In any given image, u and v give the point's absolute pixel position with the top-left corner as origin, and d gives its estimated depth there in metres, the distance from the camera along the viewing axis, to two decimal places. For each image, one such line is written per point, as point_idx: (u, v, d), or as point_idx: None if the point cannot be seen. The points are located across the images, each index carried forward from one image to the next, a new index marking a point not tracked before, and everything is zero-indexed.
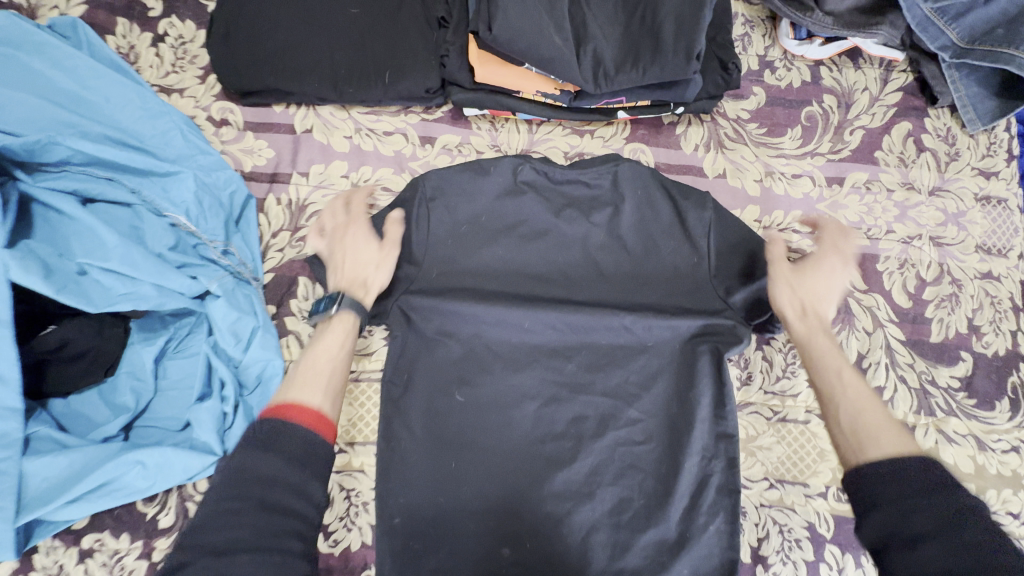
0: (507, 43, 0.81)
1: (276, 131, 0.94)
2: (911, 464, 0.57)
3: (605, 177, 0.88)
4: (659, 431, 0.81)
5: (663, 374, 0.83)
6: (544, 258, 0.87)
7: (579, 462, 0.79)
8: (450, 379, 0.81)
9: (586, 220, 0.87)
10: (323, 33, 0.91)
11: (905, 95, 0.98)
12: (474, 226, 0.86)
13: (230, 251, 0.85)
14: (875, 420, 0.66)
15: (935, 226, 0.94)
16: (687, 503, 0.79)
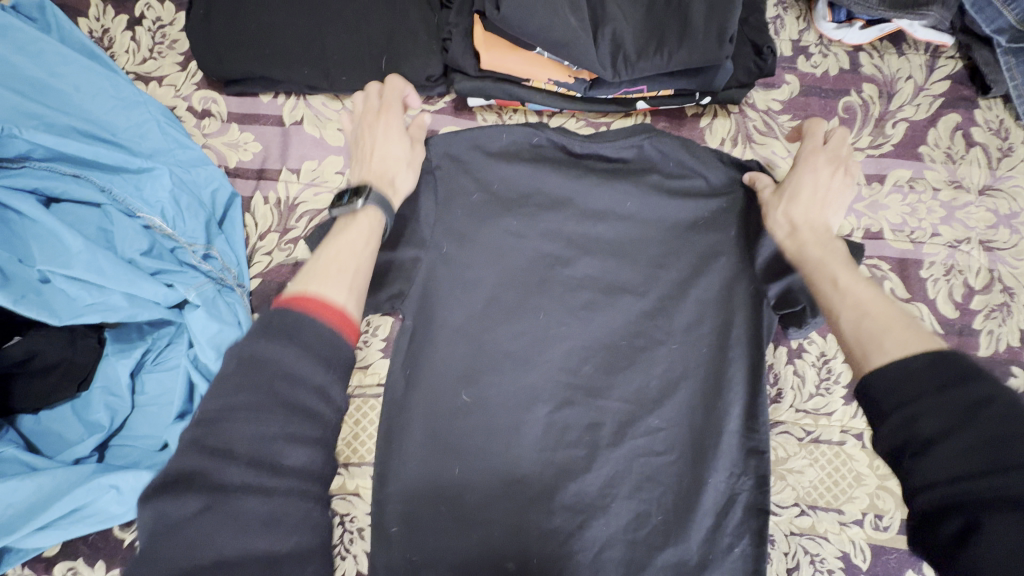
0: (517, 24, 0.72)
1: (263, 123, 0.86)
2: (920, 358, 0.48)
3: (628, 151, 0.82)
4: (682, 442, 0.75)
5: (685, 391, 0.76)
6: (559, 238, 0.80)
7: (592, 472, 0.73)
8: (457, 376, 0.75)
9: (608, 196, 0.81)
10: (313, 14, 0.82)
11: (954, 85, 0.89)
12: (487, 196, 0.79)
13: (211, 255, 0.78)
14: (885, 319, 0.55)
15: (984, 228, 0.86)
16: (711, 523, 0.73)
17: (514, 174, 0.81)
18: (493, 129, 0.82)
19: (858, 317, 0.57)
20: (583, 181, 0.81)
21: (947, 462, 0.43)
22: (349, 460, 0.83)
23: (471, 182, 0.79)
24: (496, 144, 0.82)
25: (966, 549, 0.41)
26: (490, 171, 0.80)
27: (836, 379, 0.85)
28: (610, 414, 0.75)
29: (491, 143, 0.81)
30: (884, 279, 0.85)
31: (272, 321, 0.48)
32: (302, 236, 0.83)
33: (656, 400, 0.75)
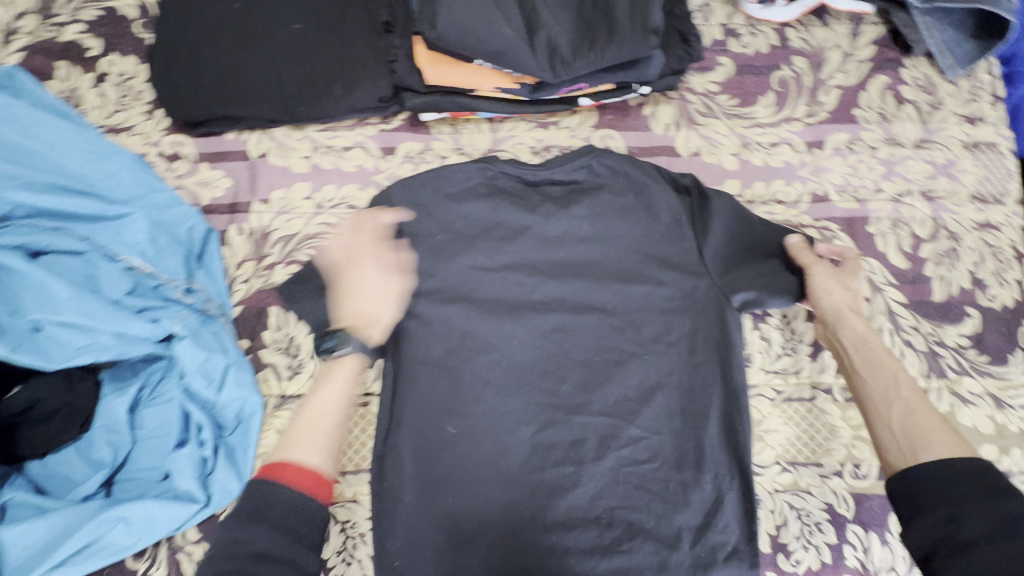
0: (456, 40, 0.77)
1: (231, 159, 0.91)
2: (966, 461, 0.59)
3: (579, 170, 0.90)
4: (661, 448, 0.86)
5: (661, 396, 0.87)
6: (524, 261, 0.90)
7: (581, 487, 0.84)
8: (440, 412, 0.85)
9: (566, 213, 0.90)
10: (267, 53, 0.88)
11: (880, 48, 0.93)
12: (451, 235, 0.89)
13: (193, 288, 0.83)
14: (891, 372, 0.74)
15: (925, 179, 0.90)
16: (700, 522, 0.84)
17: (474, 211, 0.90)
18: (447, 170, 0.90)
19: (909, 410, 0.67)
20: (539, 211, 0.90)
21: (983, 564, 0.53)
22: (345, 468, 0.87)
23: (435, 225, 0.89)
24: (454, 184, 0.90)
25: (969, 552, 0.53)
26: (452, 215, 0.90)
27: (800, 338, 0.90)
28: (591, 425, 0.86)
29: (450, 185, 0.89)
30: (834, 239, 0.90)
31: (250, 500, 0.64)
32: (278, 261, 0.89)
33: (635, 410, 0.87)
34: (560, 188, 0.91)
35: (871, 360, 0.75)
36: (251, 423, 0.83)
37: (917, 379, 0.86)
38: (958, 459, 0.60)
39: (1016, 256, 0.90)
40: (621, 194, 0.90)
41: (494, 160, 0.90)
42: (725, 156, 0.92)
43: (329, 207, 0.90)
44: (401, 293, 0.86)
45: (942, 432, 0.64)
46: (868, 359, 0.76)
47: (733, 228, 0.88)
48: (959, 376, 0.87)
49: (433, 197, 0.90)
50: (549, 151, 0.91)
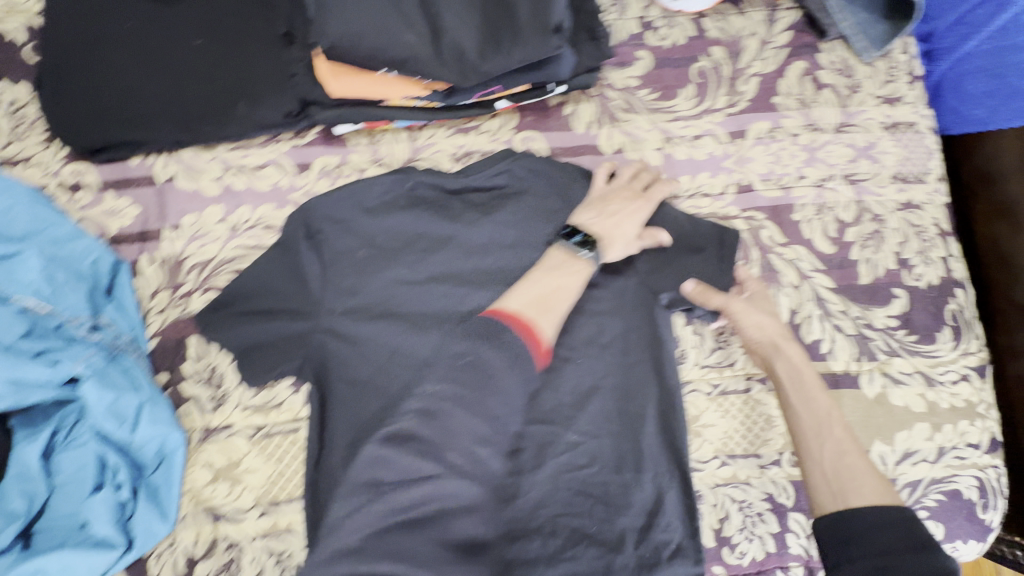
0: (348, 50, 0.76)
1: (136, 186, 0.87)
2: (897, 512, 0.64)
3: (501, 175, 0.89)
4: (601, 452, 0.84)
5: (597, 399, 0.85)
6: (450, 270, 0.85)
7: (523, 497, 0.80)
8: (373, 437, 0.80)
9: (489, 220, 0.87)
10: (161, 71, 0.83)
11: (796, 33, 0.93)
12: (373, 250, 0.85)
13: (101, 325, 0.80)
14: (823, 407, 0.77)
15: (846, 163, 0.91)
16: (643, 523, 0.82)
17: (396, 224, 0.86)
18: (365, 183, 0.87)
19: (841, 452, 0.71)
20: (462, 220, 0.87)
21: None
22: (277, 498, 0.83)
23: (354, 241, 0.85)
24: (373, 197, 0.87)
25: None
26: (371, 230, 0.86)
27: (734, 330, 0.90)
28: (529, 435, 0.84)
29: (368, 198, 0.86)
30: (761, 229, 0.89)
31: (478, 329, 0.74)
32: (194, 289, 0.85)
33: (573, 416, 0.85)
34: (484, 195, 0.89)
35: (802, 397, 0.78)
36: (173, 459, 0.79)
37: (847, 363, 0.87)
38: (887, 508, 0.65)
39: (939, 233, 0.91)
40: (545, 198, 0.88)
41: (412, 170, 0.88)
42: (648, 152, 0.91)
43: (245, 229, 0.87)
44: (324, 313, 0.82)
45: (870, 477, 0.68)
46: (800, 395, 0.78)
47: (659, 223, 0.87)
48: (889, 356, 0.87)
49: (352, 211, 0.86)
50: (470, 157, 0.89)
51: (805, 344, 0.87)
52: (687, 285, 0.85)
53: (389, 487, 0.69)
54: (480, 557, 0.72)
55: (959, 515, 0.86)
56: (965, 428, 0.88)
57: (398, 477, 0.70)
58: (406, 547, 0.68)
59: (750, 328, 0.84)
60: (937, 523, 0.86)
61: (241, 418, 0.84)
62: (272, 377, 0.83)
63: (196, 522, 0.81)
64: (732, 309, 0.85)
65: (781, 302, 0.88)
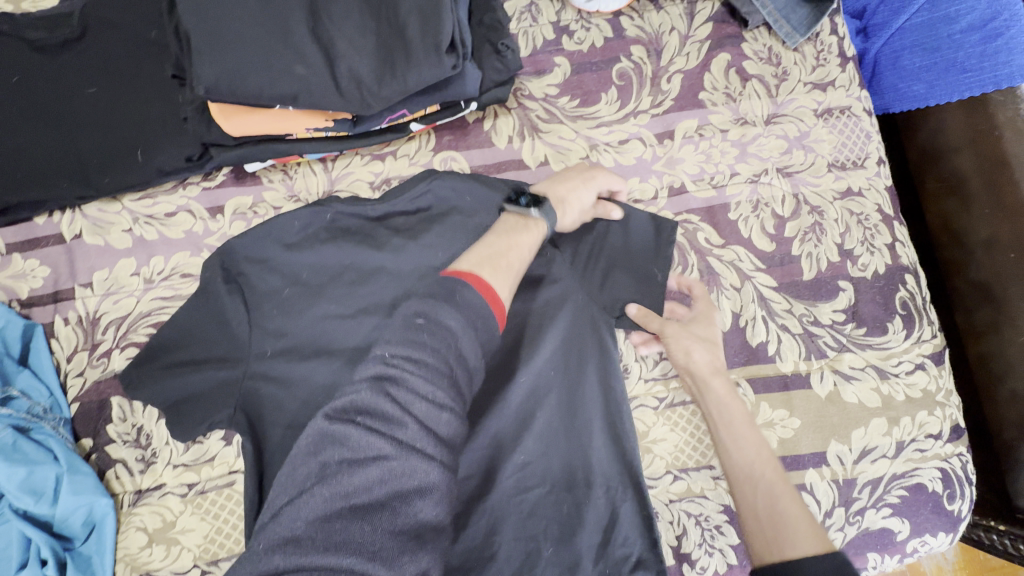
0: (230, 90, 0.72)
1: (44, 246, 0.84)
2: (828, 556, 0.56)
3: (427, 196, 0.84)
4: (550, 474, 0.80)
5: (542, 417, 0.81)
6: (379, 299, 0.80)
7: (470, 530, 0.76)
8: None
9: (417, 244, 0.82)
10: (56, 127, 0.80)
11: (717, 25, 0.89)
12: (299, 287, 0.79)
13: (13, 395, 0.76)
14: (754, 445, 0.71)
15: (780, 155, 0.87)
16: (600, 541, 0.78)
17: (320, 259, 0.80)
18: (283, 218, 0.80)
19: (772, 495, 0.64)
20: (389, 247, 0.82)
21: None
22: (217, 556, 0.79)
23: (279, 279, 0.79)
24: (293, 232, 0.80)
25: None
26: (297, 266, 0.80)
27: None
28: (475, 462, 0.79)
29: (287, 233, 0.79)
30: (696, 231, 0.86)
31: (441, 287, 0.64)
32: (112, 347, 0.82)
33: (518, 438, 0.81)
34: (414, 220, 0.84)
35: (733, 434, 0.73)
36: (104, 526, 0.77)
37: (796, 364, 0.84)
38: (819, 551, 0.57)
39: (884, 219, 0.88)
40: (475, 217, 0.82)
41: (331, 200, 0.82)
42: (574, 162, 0.87)
43: (160, 279, 0.84)
44: (252, 357, 0.77)
45: (804, 520, 0.61)
46: (732, 435, 0.73)
47: (588, 234, 0.85)
48: (839, 353, 0.84)
49: (272, 248, 0.80)
50: (387, 184, 0.86)
51: (751, 347, 0.84)
52: (630, 307, 0.81)
53: (339, 476, 0.51)
54: (431, 545, 0.52)
55: (925, 510, 0.83)
56: (925, 420, 0.85)
57: (345, 455, 0.52)
58: (349, 543, 0.48)
59: (683, 357, 0.81)
60: (902, 520, 0.83)
61: (172, 477, 0.81)
62: (198, 435, 0.78)
63: None
64: (666, 336, 0.80)
65: (723, 306, 0.85)
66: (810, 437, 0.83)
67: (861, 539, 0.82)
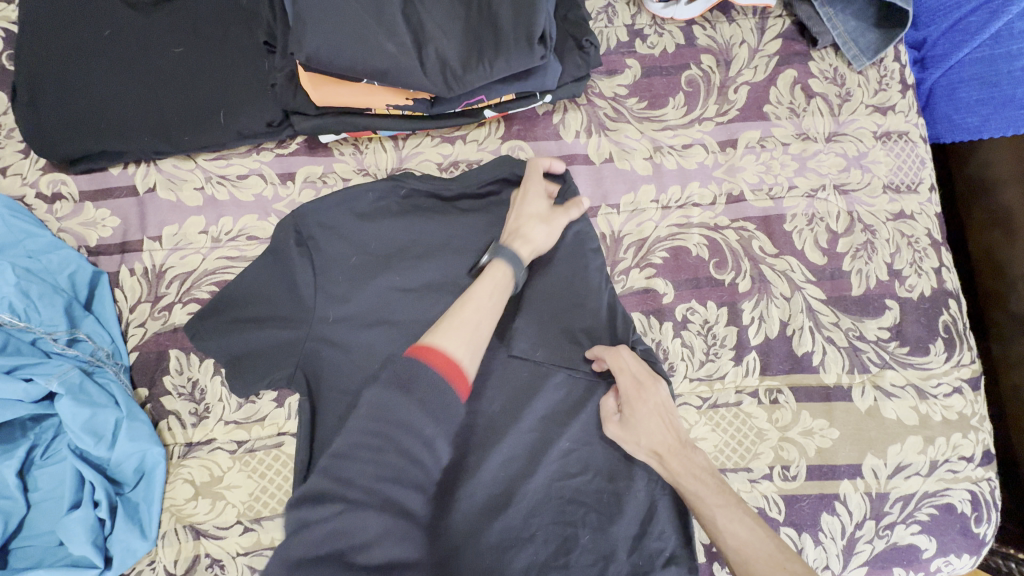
0: (327, 60, 0.74)
1: (117, 196, 0.85)
2: None
3: (496, 182, 0.87)
4: (592, 459, 0.82)
5: (589, 406, 0.83)
6: (444, 274, 0.83)
7: (513, 507, 0.77)
8: None
9: (480, 227, 0.85)
10: (142, 82, 0.82)
11: (786, 42, 0.92)
12: (367, 256, 0.82)
13: (78, 338, 0.78)
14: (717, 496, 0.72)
15: (838, 173, 0.90)
16: (636, 532, 0.79)
17: (389, 230, 0.84)
18: (358, 189, 0.84)
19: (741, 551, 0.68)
20: (454, 226, 0.85)
21: None
22: (260, 515, 0.80)
23: (348, 246, 0.82)
24: (365, 202, 0.84)
25: None
26: (366, 235, 0.83)
27: (722, 343, 0.86)
28: (521, 444, 0.81)
29: (360, 203, 0.83)
30: (752, 239, 0.88)
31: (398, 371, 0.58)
32: (174, 301, 0.84)
33: (564, 422, 0.83)
34: (479, 202, 0.87)
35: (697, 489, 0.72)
36: (154, 476, 0.78)
37: (839, 376, 0.86)
38: None
39: (932, 243, 0.90)
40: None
41: (403, 176, 0.86)
42: (638, 161, 0.90)
43: (227, 239, 0.85)
44: (315, 319, 0.79)
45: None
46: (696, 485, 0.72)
47: (644, 233, 0.88)
48: (881, 369, 0.86)
49: (342, 216, 0.83)
50: (455, 167, 0.88)
51: (796, 356, 0.86)
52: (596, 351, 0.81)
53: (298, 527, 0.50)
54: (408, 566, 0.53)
55: (952, 530, 0.85)
56: (958, 441, 0.86)
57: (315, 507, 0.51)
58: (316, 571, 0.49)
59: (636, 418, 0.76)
60: (929, 538, 0.84)
61: (223, 432, 0.82)
62: (255, 392, 0.80)
63: (176, 539, 0.78)
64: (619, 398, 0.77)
65: (772, 314, 0.87)
66: (847, 448, 0.85)
67: (888, 553, 0.83)
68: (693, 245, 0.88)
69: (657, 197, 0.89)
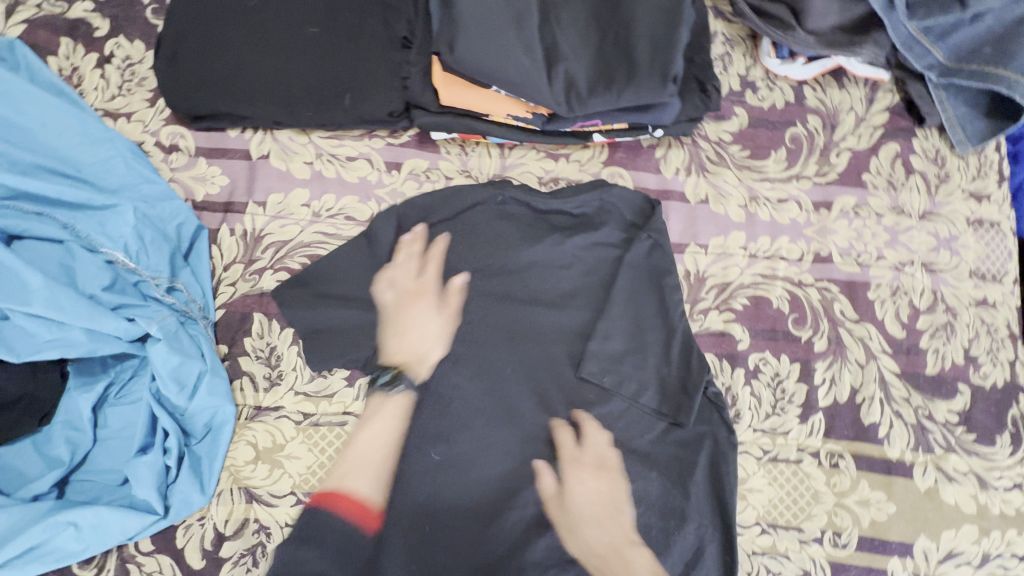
0: (469, 63, 0.77)
1: (230, 157, 0.88)
2: None
3: (588, 204, 0.89)
4: (648, 494, 0.79)
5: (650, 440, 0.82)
6: (533, 284, 0.85)
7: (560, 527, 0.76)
8: (420, 467, 0.77)
9: (567, 245, 0.87)
10: (275, 54, 0.85)
11: (893, 116, 0.94)
12: (453, 254, 0.85)
13: (176, 287, 0.80)
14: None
15: (927, 251, 0.91)
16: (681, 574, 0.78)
17: (480, 233, 0.86)
18: (460, 193, 0.88)
19: None
20: (541, 239, 0.86)
21: None
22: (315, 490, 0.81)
23: (435, 243, 0.85)
24: (462, 203, 0.87)
25: None
26: (452, 229, 0.86)
27: (791, 399, 0.87)
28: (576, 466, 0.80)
29: (456, 203, 0.87)
30: (833, 301, 0.89)
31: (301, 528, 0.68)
32: (266, 267, 0.86)
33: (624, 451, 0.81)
34: (569, 221, 0.89)
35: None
36: (221, 434, 0.80)
37: (903, 452, 0.85)
38: None
39: (1011, 336, 0.90)
40: (623, 231, 0.89)
41: (504, 184, 0.89)
42: (733, 207, 0.91)
43: (326, 216, 0.88)
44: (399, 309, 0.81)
45: None
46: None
47: (729, 277, 0.90)
48: (945, 452, 0.86)
49: (435, 213, 0.87)
50: (556, 183, 0.90)
51: (862, 424, 0.86)
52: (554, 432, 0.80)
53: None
54: None
55: None
56: (1014, 538, 0.85)
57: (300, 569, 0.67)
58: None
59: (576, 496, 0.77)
60: None
61: (292, 402, 0.83)
62: (330, 368, 0.81)
63: (230, 500, 0.79)
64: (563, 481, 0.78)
65: (844, 379, 0.87)
66: (900, 525, 0.84)
67: None
68: (775, 297, 0.89)
69: (746, 245, 0.90)
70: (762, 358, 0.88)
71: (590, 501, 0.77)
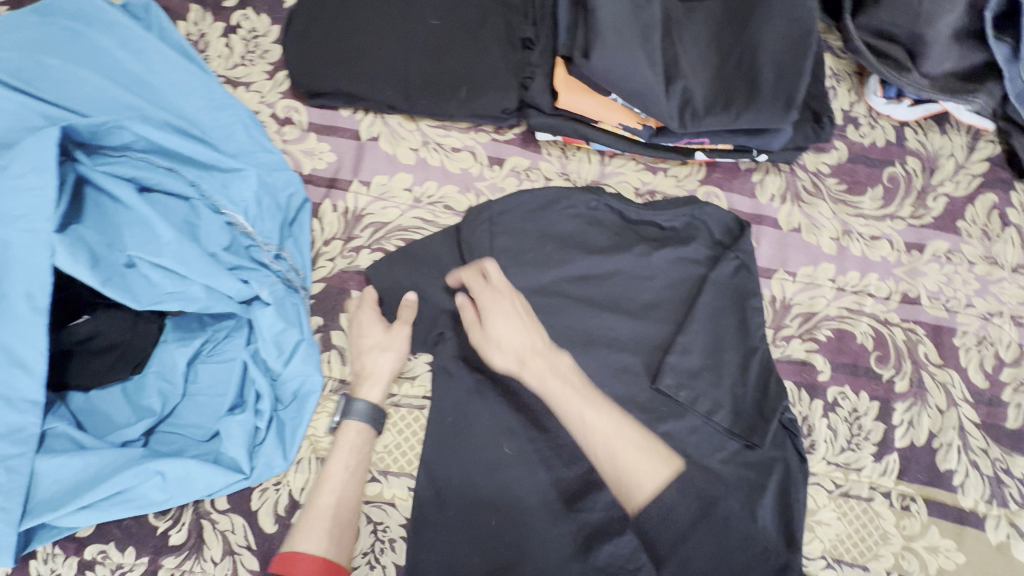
0: (600, 72, 0.79)
1: (340, 136, 0.91)
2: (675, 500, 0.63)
3: (680, 219, 0.89)
4: None
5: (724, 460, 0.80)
6: (622, 291, 0.85)
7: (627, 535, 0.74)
8: (487, 461, 0.77)
9: (653, 257, 0.87)
10: (398, 40, 0.88)
11: (993, 166, 0.95)
12: (540, 253, 0.85)
13: (282, 255, 0.82)
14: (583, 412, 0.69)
15: (1016, 304, 0.90)
16: None
17: (570, 235, 0.87)
18: (558, 195, 0.88)
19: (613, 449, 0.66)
20: (629, 247, 0.87)
21: None
22: (388, 468, 0.82)
23: (521, 240, 0.85)
24: (557, 206, 0.88)
25: None
26: (541, 228, 0.87)
27: (867, 435, 0.86)
28: None
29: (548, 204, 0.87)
30: (918, 343, 0.89)
31: None
32: (364, 245, 0.87)
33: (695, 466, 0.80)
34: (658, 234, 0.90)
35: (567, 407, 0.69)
36: (306, 403, 0.79)
37: (976, 502, 0.85)
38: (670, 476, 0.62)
39: None
40: (710, 248, 0.88)
41: (600, 190, 0.89)
42: (825, 239, 0.92)
43: (426, 202, 0.89)
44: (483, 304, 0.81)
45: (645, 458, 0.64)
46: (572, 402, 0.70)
47: (814, 306, 0.90)
48: (1020, 508, 0.85)
49: (523, 211, 0.87)
50: (653, 195, 0.91)
51: (937, 470, 0.85)
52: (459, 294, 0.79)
53: None
54: None
55: None
56: None
57: None
58: None
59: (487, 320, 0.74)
60: None
61: None
62: (418, 351, 0.83)
63: (305, 470, 0.80)
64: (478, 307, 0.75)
65: (922, 422, 0.87)
66: None
67: None
68: (859, 332, 0.89)
69: (835, 277, 0.91)
70: (841, 391, 0.87)
71: (504, 324, 0.74)
